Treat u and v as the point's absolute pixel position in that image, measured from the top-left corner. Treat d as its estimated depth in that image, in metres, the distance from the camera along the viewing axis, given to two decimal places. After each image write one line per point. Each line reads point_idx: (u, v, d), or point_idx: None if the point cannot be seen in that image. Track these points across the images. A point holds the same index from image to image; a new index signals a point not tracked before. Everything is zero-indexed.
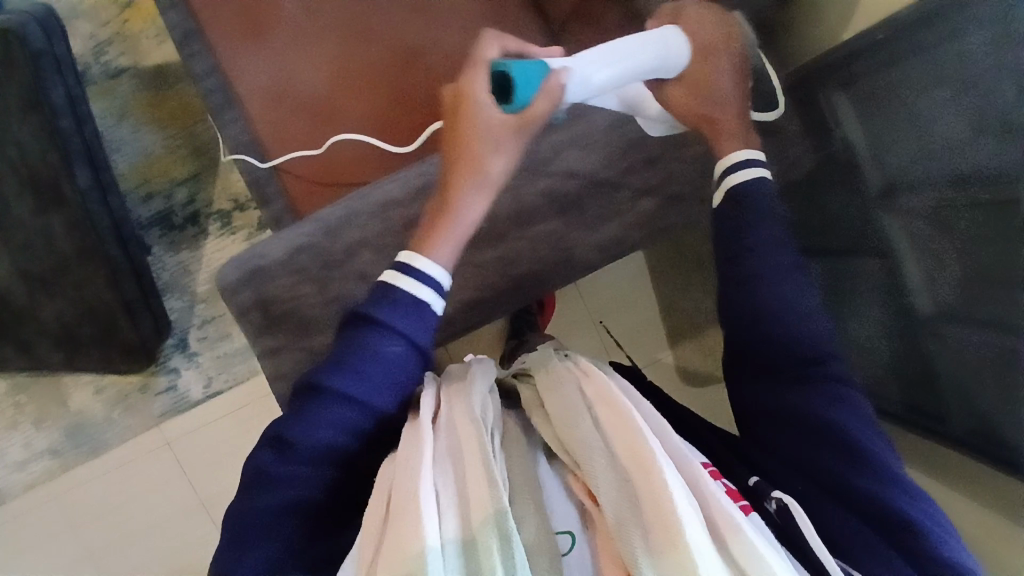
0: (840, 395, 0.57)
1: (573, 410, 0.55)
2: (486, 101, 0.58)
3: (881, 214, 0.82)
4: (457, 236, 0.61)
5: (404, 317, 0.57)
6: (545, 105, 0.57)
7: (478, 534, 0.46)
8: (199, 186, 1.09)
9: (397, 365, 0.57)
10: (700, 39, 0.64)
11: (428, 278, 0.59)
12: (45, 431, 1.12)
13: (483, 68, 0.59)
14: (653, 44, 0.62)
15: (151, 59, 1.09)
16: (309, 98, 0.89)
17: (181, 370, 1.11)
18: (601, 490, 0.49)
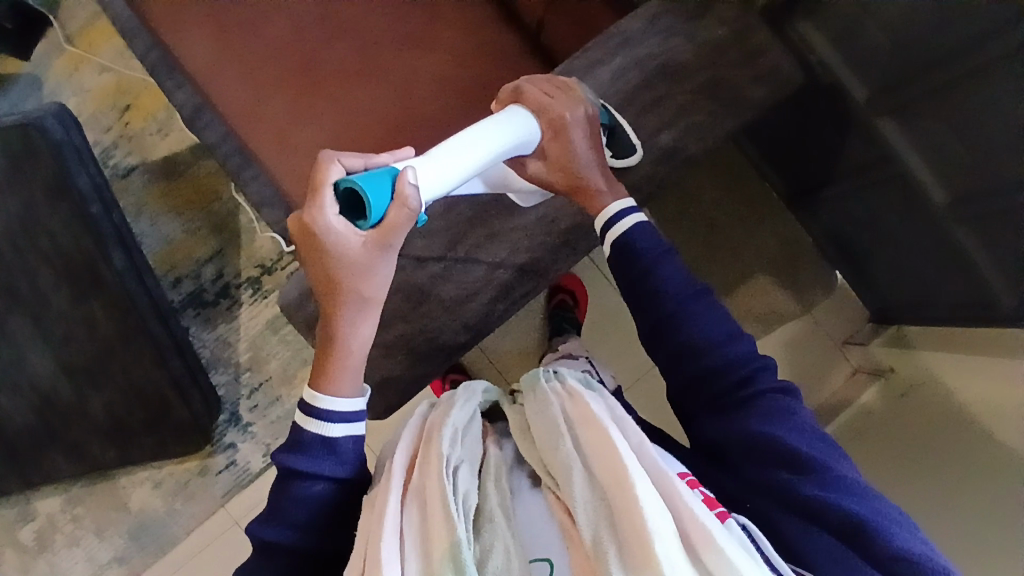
0: (785, 413, 0.62)
1: (555, 436, 0.64)
2: (343, 225, 0.58)
3: (877, 122, 0.90)
4: (353, 370, 0.63)
5: (319, 458, 0.61)
6: (399, 214, 0.57)
7: (439, 569, 0.53)
8: (225, 260, 1.12)
9: (319, 501, 0.62)
10: (547, 113, 0.68)
11: (332, 418, 0.62)
12: (105, 540, 1.09)
13: (322, 193, 0.58)
14: (512, 131, 0.66)
15: (157, 152, 1.14)
16: (322, 142, 0.94)
17: (238, 445, 1.09)
18: (580, 510, 0.57)
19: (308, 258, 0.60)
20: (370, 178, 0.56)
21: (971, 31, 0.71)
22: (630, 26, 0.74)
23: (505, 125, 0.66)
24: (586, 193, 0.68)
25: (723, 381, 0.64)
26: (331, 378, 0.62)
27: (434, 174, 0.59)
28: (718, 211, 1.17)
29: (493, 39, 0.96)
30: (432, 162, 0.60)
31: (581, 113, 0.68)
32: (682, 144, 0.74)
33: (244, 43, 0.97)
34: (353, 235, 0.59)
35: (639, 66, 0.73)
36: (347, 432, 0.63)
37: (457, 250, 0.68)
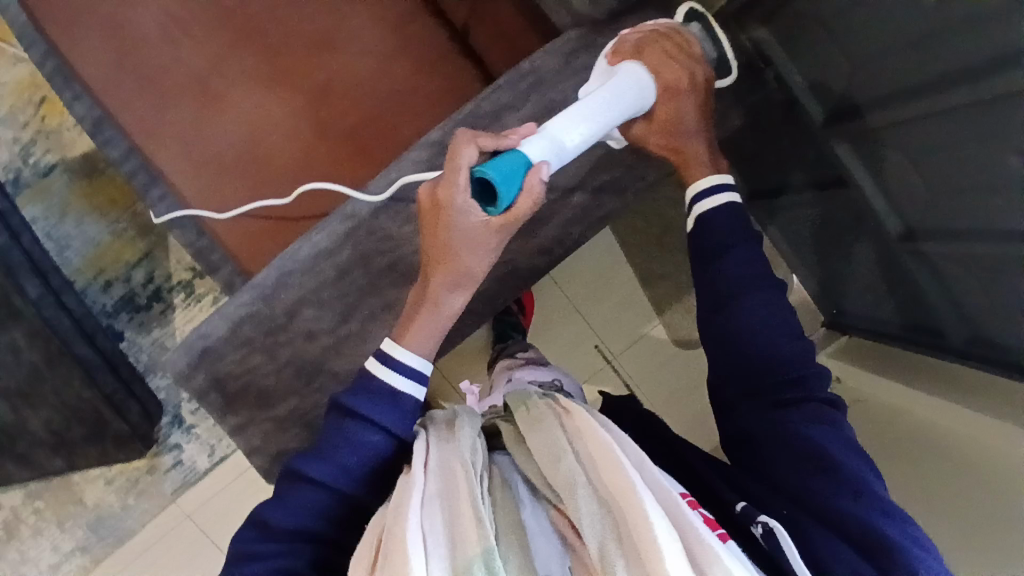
0: (829, 419, 0.60)
1: (556, 447, 0.59)
2: (472, 207, 0.57)
3: (832, 145, 0.83)
4: (434, 336, 0.63)
5: (381, 406, 0.61)
6: (526, 203, 0.56)
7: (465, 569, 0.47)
8: (155, 263, 1.08)
9: (370, 453, 0.61)
10: (662, 75, 0.63)
11: (402, 371, 0.61)
12: (68, 532, 1.14)
13: (458, 174, 0.56)
14: (628, 92, 0.61)
15: (78, 149, 1.08)
16: (233, 159, 0.88)
17: (183, 445, 1.11)
18: (584, 523, 0.53)
19: (427, 231, 0.60)
20: (505, 163, 0.55)
21: (934, 73, 0.63)
22: (546, 63, 0.67)
23: (622, 84, 0.61)
24: (685, 160, 0.66)
25: (776, 376, 0.62)
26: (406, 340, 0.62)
27: (558, 151, 0.58)
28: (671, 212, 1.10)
29: (417, 41, 0.87)
30: (560, 137, 0.58)
31: (694, 79, 0.63)
32: (593, 201, 0.69)
33: (146, 48, 0.89)
34: (477, 215, 0.58)
35: (551, 114, 0.66)
36: (414, 389, 0.62)
37: (349, 323, 0.65)
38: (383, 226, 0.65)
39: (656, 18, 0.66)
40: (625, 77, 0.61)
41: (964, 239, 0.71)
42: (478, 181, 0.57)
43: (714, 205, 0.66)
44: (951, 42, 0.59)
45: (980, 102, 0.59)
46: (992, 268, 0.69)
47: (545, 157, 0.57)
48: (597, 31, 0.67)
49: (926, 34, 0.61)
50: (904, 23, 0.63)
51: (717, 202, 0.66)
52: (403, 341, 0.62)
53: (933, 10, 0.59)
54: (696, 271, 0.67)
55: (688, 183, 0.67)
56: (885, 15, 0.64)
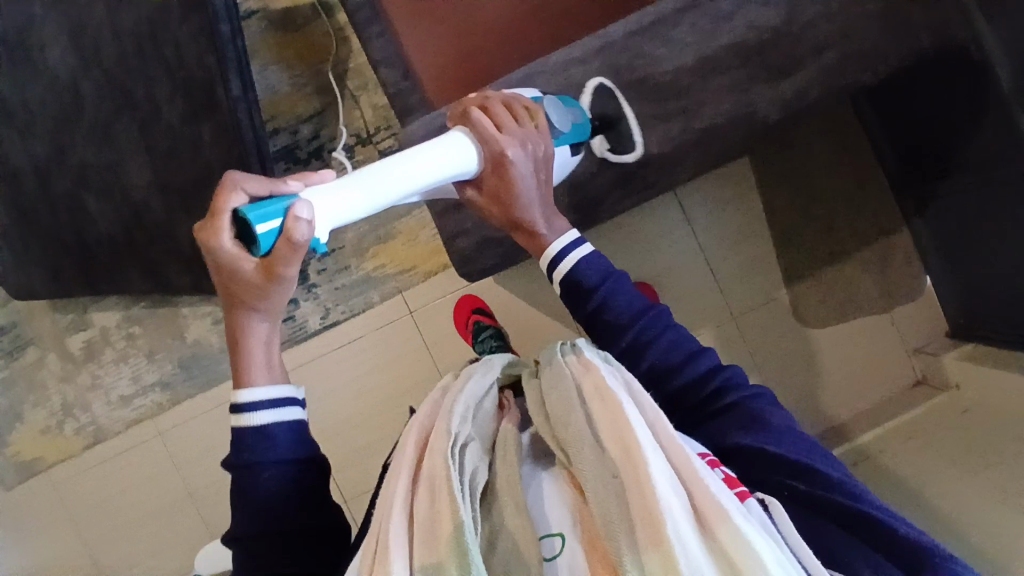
0: (761, 420, 0.63)
1: (569, 408, 0.60)
2: (239, 250, 0.56)
3: (1018, 114, 0.82)
4: (261, 366, 0.62)
5: (262, 447, 0.59)
6: (290, 246, 0.54)
7: (441, 556, 0.50)
8: (323, 121, 1.12)
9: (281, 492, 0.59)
10: (490, 147, 0.63)
11: (258, 407, 0.59)
12: (154, 364, 1.12)
13: (221, 219, 0.55)
14: (437, 159, 0.61)
15: (280, 2, 1.14)
16: (453, 16, 0.93)
17: (299, 302, 1.10)
18: (591, 485, 0.54)
19: (222, 276, 0.59)
20: (263, 208, 0.53)
21: None
22: None
23: (434, 155, 0.62)
24: (529, 236, 0.68)
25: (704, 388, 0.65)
26: (242, 373, 0.61)
27: (345, 215, 0.57)
28: (823, 185, 1.10)
29: None
30: (362, 197, 0.57)
31: (526, 152, 0.64)
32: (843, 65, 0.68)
33: None
34: (247, 260, 0.57)
35: None
36: (278, 416, 0.60)
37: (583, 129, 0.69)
38: (638, 46, 0.68)
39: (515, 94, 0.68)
40: (432, 149, 0.61)
41: None
42: (243, 226, 0.55)
43: (572, 263, 0.68)
44: None
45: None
46: None
47: (312, 204, 0.55)
48: None
49: None
50: None
51: (572, 259, 0.68)
52: (243, 385, 0.61)
53: None
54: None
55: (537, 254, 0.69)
56: None
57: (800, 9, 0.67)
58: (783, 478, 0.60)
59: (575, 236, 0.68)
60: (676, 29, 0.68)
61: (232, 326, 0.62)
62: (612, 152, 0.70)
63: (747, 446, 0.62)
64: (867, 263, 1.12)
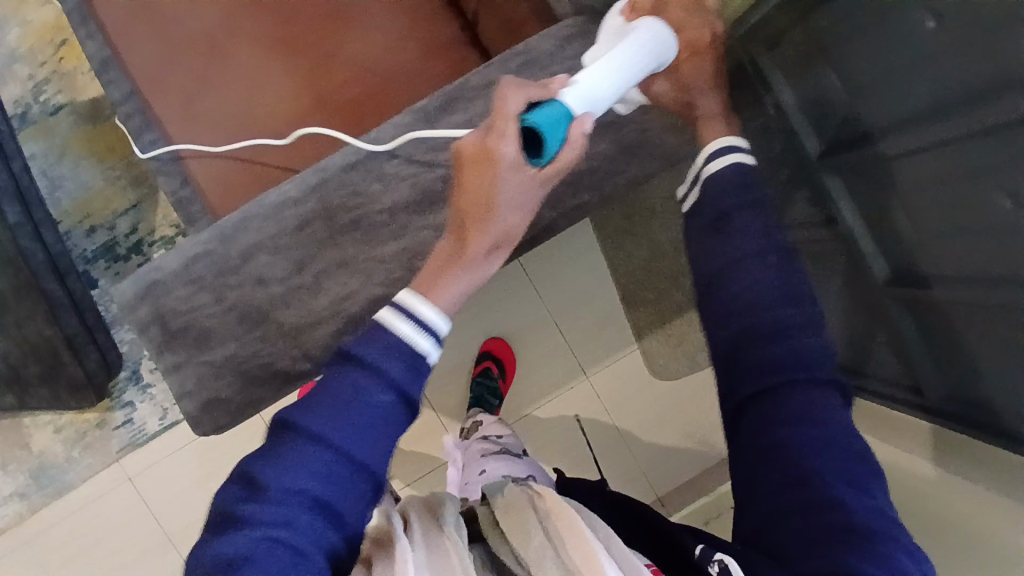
0: (855, 476, 0.49)
1: (526, 524, 0.56)
2: (521, 159, 0.54)
3: (824, 177, 0.79)
4: (460, 286, 0.56)
5: (386, 358, 0.52)
6: (571, 150, 0.56)
7: None
8: (140, 215, 1.07)
9: (377, 418, 0.51)
10: (686, 34, 0.64)
11: (426, 323, 0.53)
12: (8, 476, 1.11)
13: (507, 124, 0.54)
14: (648, 48, 0.60)
15: (88, 94, 1.09)
16: (239, 121, 0.89)
17: (136, 404, 1.08)
18: None
19: (467, 184, 0.55)
20: (553, 110, 0.54)
21: (917, 105, 0.61)
22: (540, 45, 0.67)
23: (640, 48, 0.60)
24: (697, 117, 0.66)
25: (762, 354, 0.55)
26: (433, 286, 0.55)
27: (597, 102, 0.58)
28: (665, 236, 1.06)
29: (430, 29, 0.90)
30: (599, 91, 0.58)
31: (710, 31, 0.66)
32: (569, 189, 0.68)
33: (167, 5, 0.91)
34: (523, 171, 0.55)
35: None
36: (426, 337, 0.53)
37: (304, 274, 0.63)
38: (352, 181, 0.64)
39: None
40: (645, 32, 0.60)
41: (914, 295, 0.69)
42: (527, 134, 0.55)
43: (721, 164, 0.62)
44: (948, 72, 0.57)
45: (954, 142, 0.58)
46: (965, 319, 0.63)
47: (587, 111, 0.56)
48: (595, 22, 0.67)
49: (932, 53, 0.58)
50: (898, 49, 0.62)
51: (724, 161, 0.62)
52: (427, 295, 0.54)
53: (937, 30, 0.57)
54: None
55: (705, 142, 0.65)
56: (882, 48, 0.64)
57: None
58: (782, 509, 0.49)
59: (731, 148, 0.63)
60: (389, 162, 0.64)
61: (459, 245, 0.56)
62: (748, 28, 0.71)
63: (774, 447, 0.51)
64: None
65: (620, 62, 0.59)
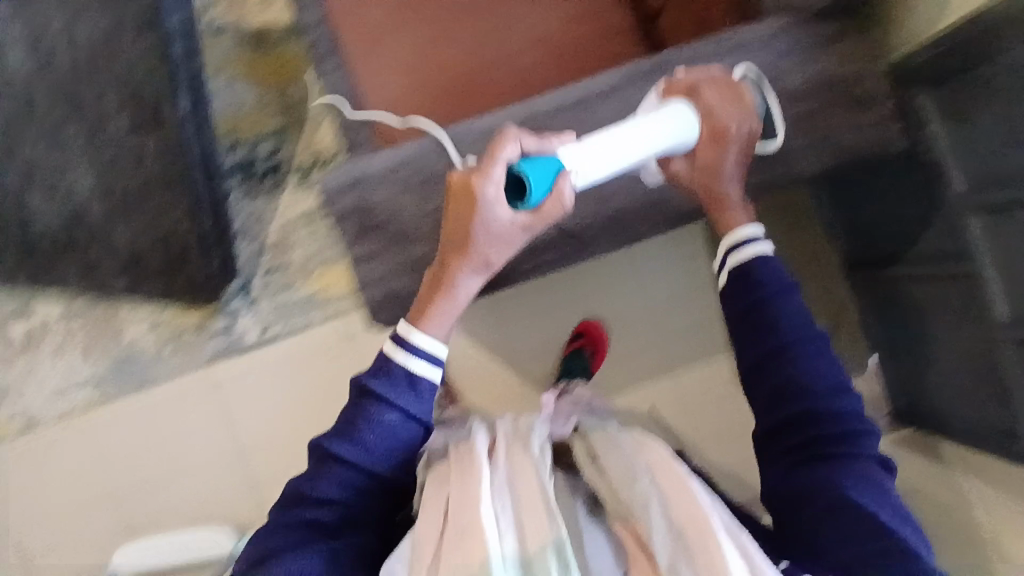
0: (880, 484, 0.60)
1: (631, 471, 0.61)
2: (502, 203, 0.62)
3: (968, 219, 0.80)
4: (450, 314, 0.67)
5: (401, 389, 0.65)
6: (553, 205, 0.62)
7: (538, 553, 0.54)
8: (284, 140, 1.12)
9: (388, 431, 0.65)
10: (712, 118, 0.67)
11: (417, 352, 0.65)
12: (90, 362, 1.14)
13: (493, 167, 0.61)
14: (665, 135, 0.66)
15: (256, 18, 1.14)
16: (416, 62, 0.93)
17: (239, 316, 1.11)
18: (653, 538, 0.57)
19: (451, 218, 0.64)
20: (538, 164, 0.60)
21: None
22: (750, 33, 0.71)
23: (658, 126, 0.66)
24: (720, 203, 0.70)
25: (807, 407, 0.64)
26: (424, 315, 0.66)
27: (598, 169, 0.63)
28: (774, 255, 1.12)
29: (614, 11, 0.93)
30: (605, 156, 0.63)
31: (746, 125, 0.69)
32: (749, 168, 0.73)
33: None
34: (506, 212, 0.63)
35: (742, 73, 0.69)
36: (428, 372, 0.66)
37: None
38: (564, 119, 0.70)
39: (727, 66, 0.70)
40: (661, 120, 0.66)
41: None
42: (514, 182, 0.62)
43: (746, 256, 0.69)
44: None
45: None
46: None
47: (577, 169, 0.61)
48: (806, 23, 0.71)
49: None
50: None
51: (749, 251, 0.69)
52: (419, 325, 0.66)
53: None
54: (746, 302, 0.68)
55: (724, 233, 0.71)
56: None
57: (726, 101, 0.69)
58: (841, 523, 0.59)
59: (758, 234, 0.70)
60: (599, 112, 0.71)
61: (445, 272, 0.66)
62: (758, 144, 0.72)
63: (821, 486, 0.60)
64: None
65: (622, 132, 0.64)
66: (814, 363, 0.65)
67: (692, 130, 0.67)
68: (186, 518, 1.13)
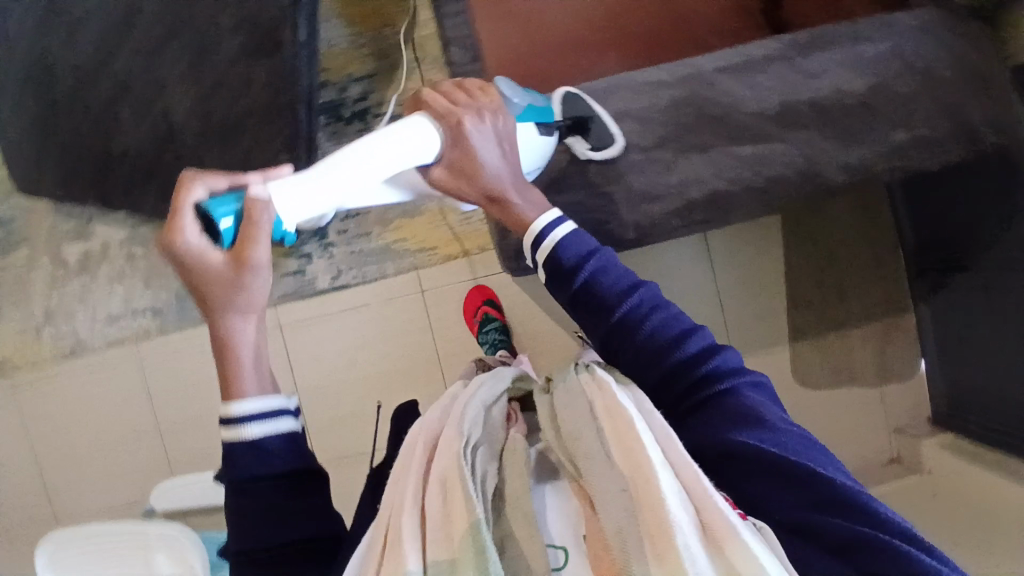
0: (758, 415, 0.52)
1: (577, 418, 0.54)
2: (205, 246, 0.52)
3: None
4: (253, 374, 0.55)
5: (255, 445, 0.52)
6: (254, 234, 0.52)
7: (461, 547, 0.47)
8: (373, 86, 1.10)
9: (268, 498, 0.52)
10: (445, 119, 0.57)
11: (246, 417, 0.53)
12: (151, 291, 1.12)
13: (179, 216, 0.51)
14: (383, 140, 0.54)
15: None
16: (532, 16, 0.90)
17: (313, 258, 1.10)
18: (602, 499, 0.48)
19: (185, 280, 0.53)
20: (220, 205, 0.51)
21: None
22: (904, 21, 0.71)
23: (409, 144, 0.55)
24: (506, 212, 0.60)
25: (659, 363, 0.55)
26: (229, 382, 0.54)
27: (315, 198, 0.53)
28: (844, 252, 1.15)
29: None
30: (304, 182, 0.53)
31: (487, 124, 0.58)
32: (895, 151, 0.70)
33: None
34: (215, 257, 0.52)
35: (900, 59, 0.69)
36: (269, 432, 0.53)
37: (665, 149, 0.69)
38: (721, 82, 0.70)
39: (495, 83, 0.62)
40: (393, 130, 0.55)
41: None
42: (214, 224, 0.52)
43: (557, 242, 0.58)
44: None
45: None
46: None
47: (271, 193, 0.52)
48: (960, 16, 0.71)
49: None
50: None
51: (559, 233, 0.58)
52: (234, 394, 0.54)
53: None
54: (570, 291, 0.58)
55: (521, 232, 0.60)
56: None
57: (881, 84, 0.69)
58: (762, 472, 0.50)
59: (556, 216, 0.60)
60: (763, 75, 0.70)
61: (218, 334, 0.55)
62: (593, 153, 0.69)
63: (725, 445, 0.51)
64: (865, 354, 1.16)
65: (349, 152, 0.54)
66: (639, 323, 0.55)
67: (432, 140, 0.56)
68: None
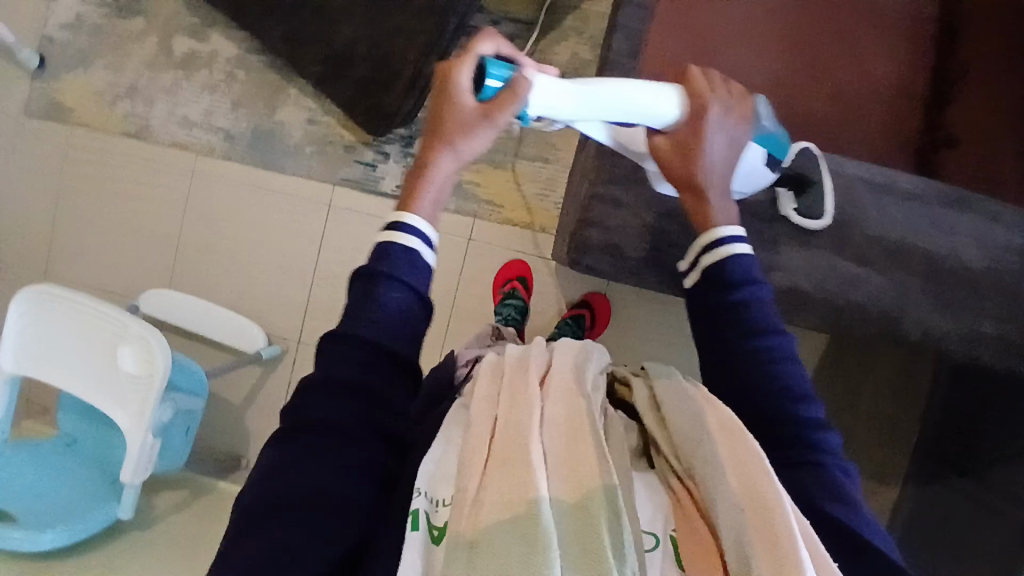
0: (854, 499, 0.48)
1: (691, 420, 0.49)
2: (469, 90, 0.49)
3: None
4: (429, 202, 0.50)
5: (399, 269, 0.47)
6: (507, 104, 0.47)
7: (585, 498, 0.41)
8: (522, 34, 1.10)
9: (387, 324, 0.47)
10: (699, 96, 0.54)
11: (407, 232, 0.48)
12: (234, 115, 1.12)
13: (469, 54, 0.49)
14: (647, 87, 0.52)
15: None
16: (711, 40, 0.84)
17: (388, 159, 1.10)
18: (719, 513, 0.43)
19: (432, 105, 0.51)
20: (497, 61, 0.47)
21: None
22: None
23: (661, 100, 0.52)
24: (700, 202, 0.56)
25: (776, 409, 0.50)
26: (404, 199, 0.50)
27: (572, 100, 0.49)
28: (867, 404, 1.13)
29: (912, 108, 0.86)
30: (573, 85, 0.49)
31: (732, 123, 0.54)
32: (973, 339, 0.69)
33: None
34: (468, 100, 0.49)
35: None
36: (417, 256, 0.48)
37: (771, 228, 0.68)
38: (855, 195, 0.68)
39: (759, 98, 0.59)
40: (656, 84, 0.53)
41: None
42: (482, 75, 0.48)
43: (730, 257, 0.54)
44: None
45: None
46: None
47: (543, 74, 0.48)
48: None
49: None
50: None
51: (736, 251, 0.54)
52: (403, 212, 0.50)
53: None
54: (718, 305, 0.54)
55: (699, 229, 0.56)
56: None
57: (996, 272, 0.68)
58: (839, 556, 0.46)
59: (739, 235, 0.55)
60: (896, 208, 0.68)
61: (420, 160, 0.51)
62: (803, 219, 0.67)
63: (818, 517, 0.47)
64: None
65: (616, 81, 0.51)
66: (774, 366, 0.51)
67: (680, 108, 0.53)
68: (233, 298, 1.14)
